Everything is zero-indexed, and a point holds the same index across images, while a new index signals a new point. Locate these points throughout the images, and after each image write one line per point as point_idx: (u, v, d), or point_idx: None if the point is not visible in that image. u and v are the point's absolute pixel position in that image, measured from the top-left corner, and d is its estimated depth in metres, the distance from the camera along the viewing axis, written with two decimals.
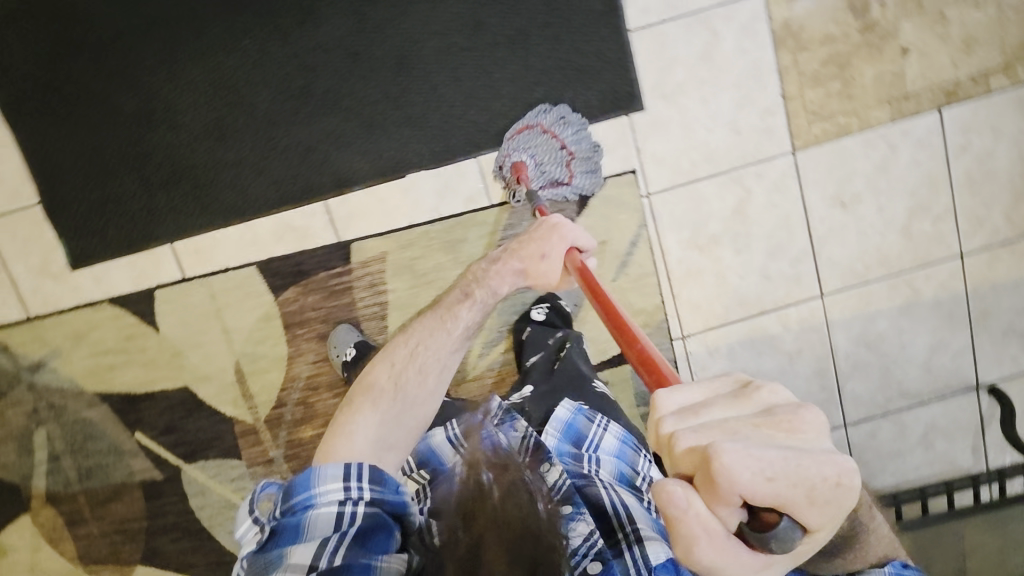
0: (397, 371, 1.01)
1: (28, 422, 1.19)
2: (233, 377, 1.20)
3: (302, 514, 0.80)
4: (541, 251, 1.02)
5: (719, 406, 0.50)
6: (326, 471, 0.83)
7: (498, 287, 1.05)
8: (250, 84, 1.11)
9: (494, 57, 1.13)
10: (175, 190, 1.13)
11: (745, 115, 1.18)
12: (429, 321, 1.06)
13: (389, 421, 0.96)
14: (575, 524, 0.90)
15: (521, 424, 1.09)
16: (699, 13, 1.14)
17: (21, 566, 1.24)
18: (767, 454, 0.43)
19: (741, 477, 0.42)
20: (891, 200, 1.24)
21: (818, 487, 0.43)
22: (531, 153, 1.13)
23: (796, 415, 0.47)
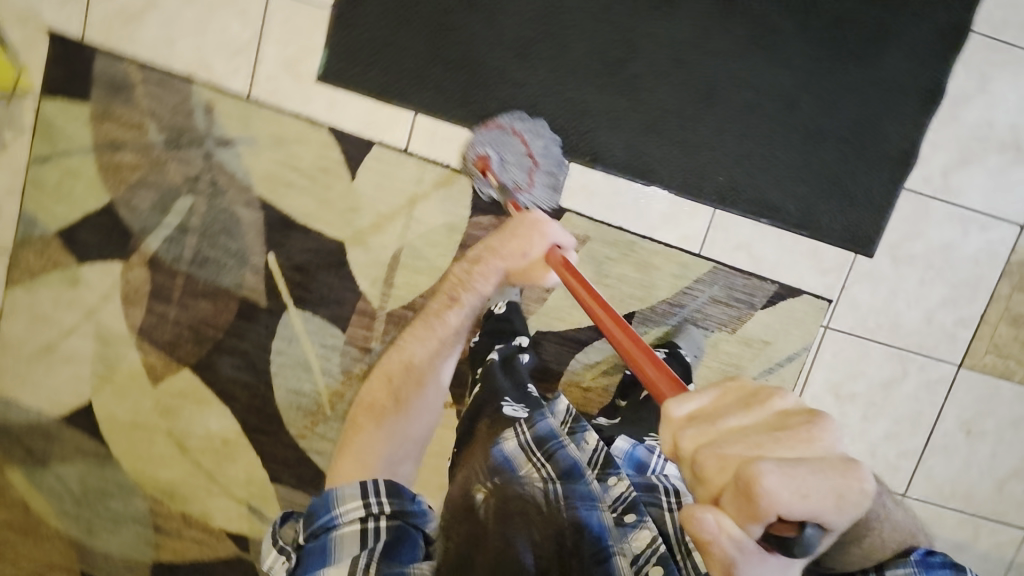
0: (396, 387, 1.00)
1: (183, 184, 1.14)
2: (387, 260, 1.18)
3: (325, 537, 0.75)
4: (523, 250, 1.03)
5: (734, 415, 0.51)
6: (342, 489, 0.77)
7: (483, 288, 1.07)
8: (578, 29, 1.11)
9: (787, 138, 1.16)
10: (452, 73, 1.12)
11: (943, 312, 1.24)
12: (416, 331, 1.07)
13: (394, 435, 0.94)
14: (636, 530, 0.80)
15: (593, 439, 0.95)
16: (963, 209, 1.20)
17: (80, 305, 1.17)
18: (798, 473, 0.46)
19: (784, 499, 0.45)
20: (1005, 452, 1.32)
21: (839, 496, 0.47)
22: (495, 149, 1.08)
23: (811, 426, 0.50)
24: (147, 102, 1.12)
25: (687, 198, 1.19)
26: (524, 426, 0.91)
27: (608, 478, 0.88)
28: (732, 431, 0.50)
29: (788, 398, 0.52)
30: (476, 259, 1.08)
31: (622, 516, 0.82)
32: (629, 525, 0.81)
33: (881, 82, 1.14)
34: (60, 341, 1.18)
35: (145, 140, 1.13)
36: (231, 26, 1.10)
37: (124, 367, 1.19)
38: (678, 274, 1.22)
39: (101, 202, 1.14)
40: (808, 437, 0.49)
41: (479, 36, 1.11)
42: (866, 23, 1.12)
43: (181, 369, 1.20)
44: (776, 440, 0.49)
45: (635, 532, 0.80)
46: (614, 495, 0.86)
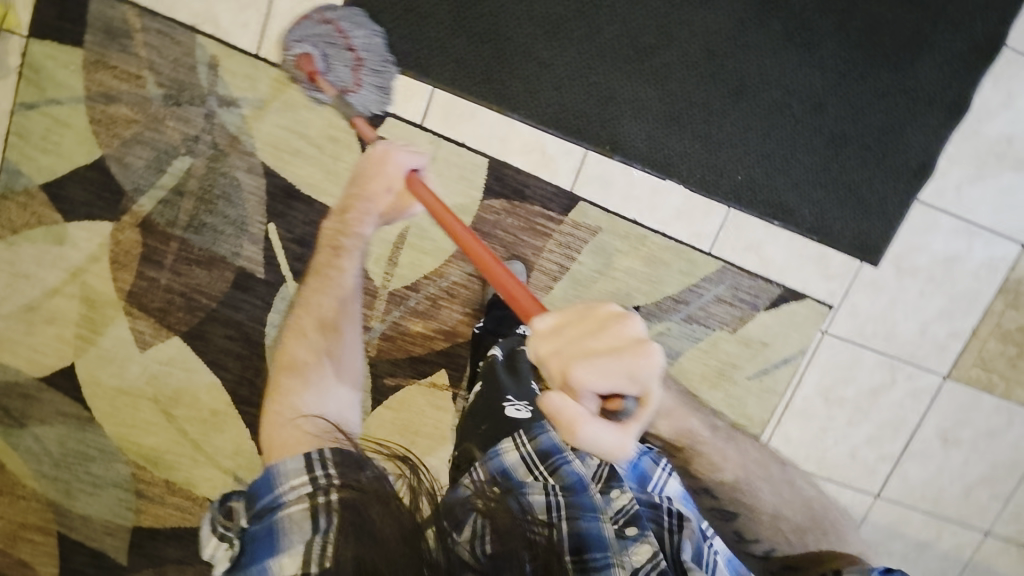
0: (313, 343, 0.92)
1: (180, 144, 1.07)
2: (394, 240, 1.16)
3: (272, 516, 0.69)
4: (387, 185, 0.96)
5: (571, 321, 0.55)
6: (284, 465, 0.72)
7: (363, 228, 0.99)
8: (609, 12, 1.08)
9: (809, 142, 1.15)
10: (476, 47, 1.07)
11: (937, 324, 1.27)
12: (312, 285, 0.98)
13: (319, 391, 0.86)
14: (637, 546, 0.71)
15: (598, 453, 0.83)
16: (971, 224, 1.21)
17: (65, 264, 1.11)
18: (600, 357, 0.50)
19: (590, 381, 0.50)
20: (977, 460, 1.37)
21: (641, 368, 0.50)
22: (314, 45, 1.02)
23: (624, 320, 0.53)
24: (145, 52, 1.04)
25: (704, 195, 1.17)
26: (525, 438, 0.86)
27: (611, 490, 0.78)
28: (567, 336, 0.54)
29: (611, 302, 0.54)
30: (345, 206, 1.01)
31: (623, 528, 0.73)
32: (630, 539, 0.72)
33: (910, 92, 1.14)
34: (43, 300, 1.12)
35: (142, 94, 1.06)
36: None
37: (111, 331, 1.14)
38: (686, 271, 1.21)
39: (91, 158, 1.07)
40: (617, 327, 0.52)
41: (508, 12, 1.07)
42: (902, 31, 1.12)
43: (172, 336, 1.15)
44: (594, 335, 0.52)
45: (635, 546, 0.72)
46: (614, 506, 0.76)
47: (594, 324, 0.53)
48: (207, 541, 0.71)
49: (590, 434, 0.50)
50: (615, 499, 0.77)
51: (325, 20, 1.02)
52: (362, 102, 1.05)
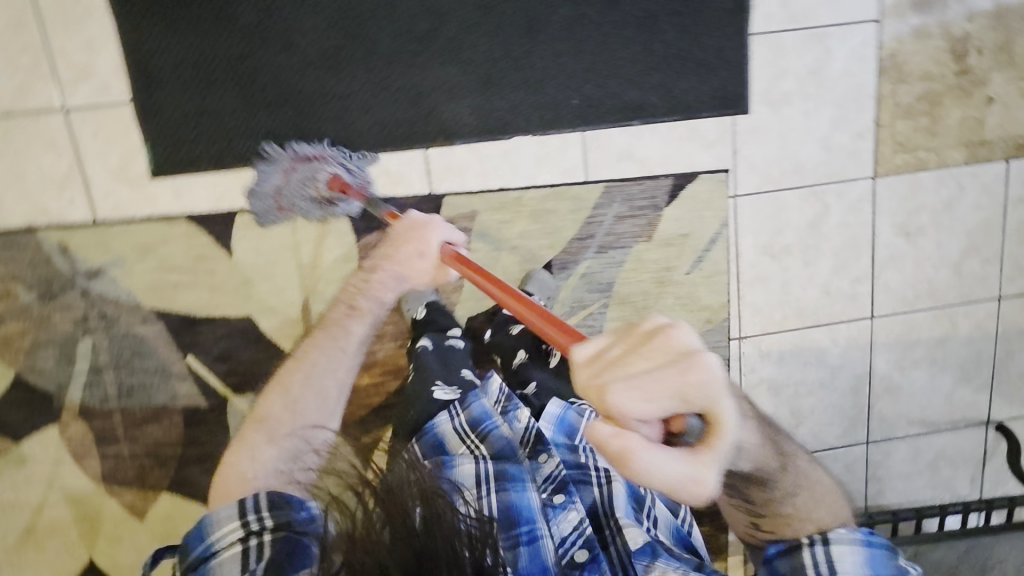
0: (292, 401, 1.00)
1: (74, 330, 1.13)
2: (299, 314, 1.17)
3: (205, 565, 0.82)
4: (419, 250, 1.02)
5: (611, 343, 0.61)
6: (215, 516, 0.84)
7: (382, 293, 1.05)
8: (375, 18, 1.07)
9: (620, 36, 1.13)
10: (276, 114, 1.09)
11: (838, 134, 1.24)
12: (319, 340, 1.06)
13: (279, 445, 0.96)
14: (565, 512, 0.92)
15: (524, 416, 1.05)
16: (816, 29, 1.18)
17: (38, 478, 1.17)
18: (642, 379, 0.57)
19: (637, 403, 0.56)
20: (949, 238, 1.32)
21: (695, 382, 0.56)
22: (317, 175, 1.08)
23: (668, 334, 0.59)
24: (4, 268, 1.10)
25: (553, 133, 1.16)
26: (459, 409, 1.04)
27: (539, 455, 1.00)
28: (612, 358, 0.60)
29: (653, 318, 0.61)
30: (371, 269, 1.06)
31: (551, 496, 0.95)
32: (557, 506, 0.93)
33: None
34: (37, 518, 1.19)
35: (22, 303, 1.11)
36: (47, 161, 1.07)
37: (106, 515, 1.20)
38: (576, 208, 1.21)
39: (10, 378, 1.13)
40: (663, 342, 0.58)
41: (285, 68, 1.07)
42: None
43: (159, 495, 1.20)
44: (637, 356, 0.58)
45: (562, 514, 0.92)
46: (544, 473, 0.98)
47: (636, 344, 0.59)
48: None
49: (652, 461, 0.56)
50: (542, 466, 0.99)
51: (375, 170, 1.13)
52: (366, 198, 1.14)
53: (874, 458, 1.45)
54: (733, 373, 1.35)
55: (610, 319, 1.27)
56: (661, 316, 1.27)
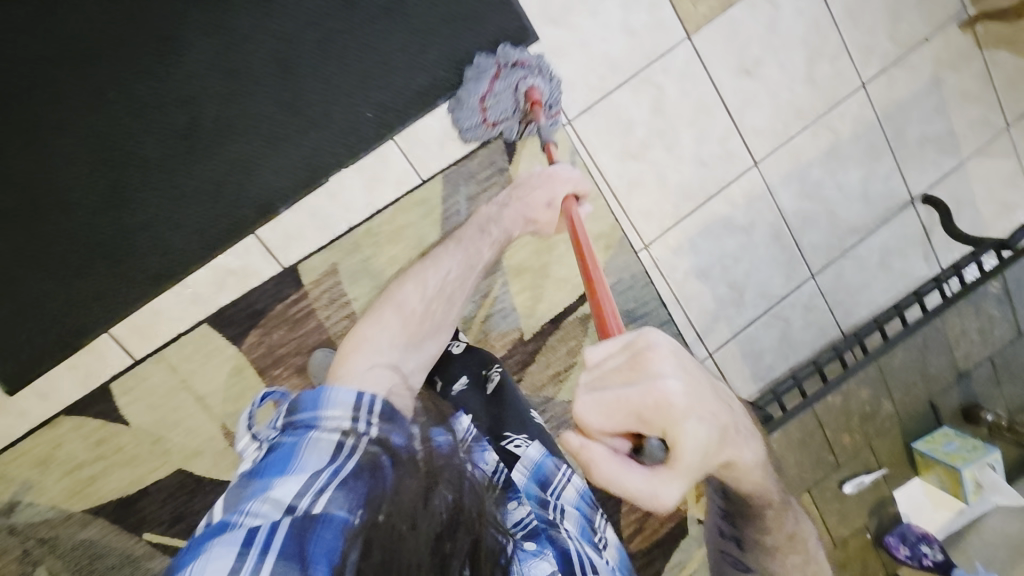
0: (426, 297, 0.91)
1: (23, 565, 1.11)
2: (224, 443, 1.13)
3: (301, 434, 0.69)
4: (546, 201, 1.01)
5: (611, 354, 0.51)
6: (339, 393, 0.70)
7: (513, 229, 1.02)
8: (133, 138, 1.03)
9: (376, 34, 1.09)
10: (92, 274, 1.05)
11: (634, 15, 1.19)
12: (449, 253, 0.97)
13: (413, 346, 0.87)
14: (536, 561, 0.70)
15: (495, 458, 0.87)
16: None
17: None
18: (607, 398, 0.49)
19: (597, 419, 0.50)
20: (789, 54, 1.29)
21: (654, 409, 0.47)
22: (517, 91, 1.11)
23: (653, 348, 0.49)
24: None
25: (365, 154, 1.12)
26: None
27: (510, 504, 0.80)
28: (600, 370, 0.51)
29: (654, 332, 0.50)
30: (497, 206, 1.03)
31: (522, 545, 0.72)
32: (529, 555, 0.71)
33: None
34: None
35: None
36: None
37: None
38: (429, 210, 1.16)
39: None
40: (643, 364, 0.49)
41: (75, 227, 1.04)
42: None
43: None
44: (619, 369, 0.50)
45: (535, 563, 0.70)
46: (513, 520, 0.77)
47: (628, 356, 0.50)
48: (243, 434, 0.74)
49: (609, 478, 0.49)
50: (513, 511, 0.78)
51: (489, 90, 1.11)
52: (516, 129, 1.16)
53: (828, 287, 1.41)
54: (660, 281, 1.31)
55: (517, 293, 1.23)
56: (563, 264, 1.24)
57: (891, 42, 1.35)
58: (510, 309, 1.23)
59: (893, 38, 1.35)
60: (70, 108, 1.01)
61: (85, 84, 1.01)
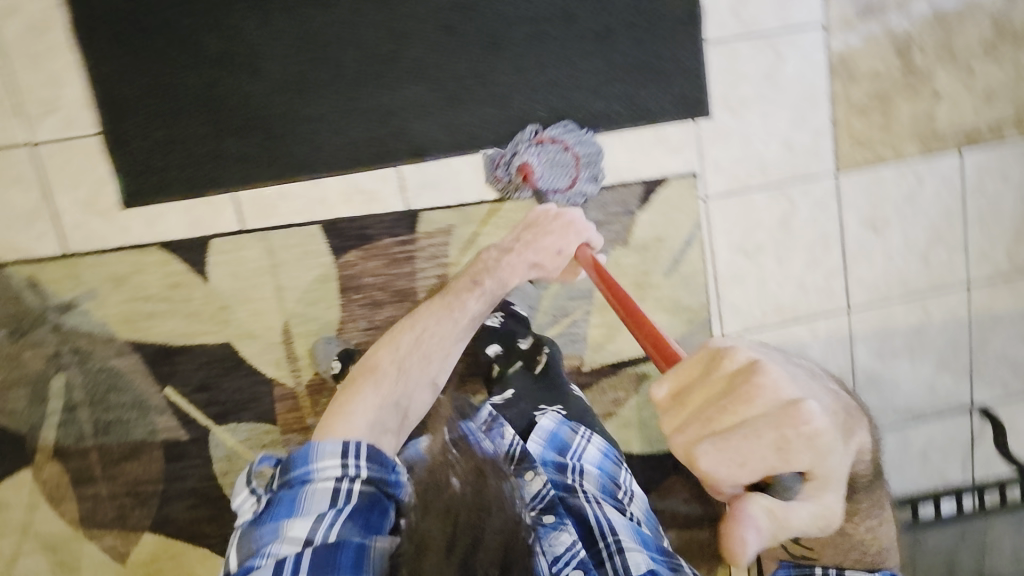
0: (401, 356, 1.02)
1: (47, 366, 1.10)
2: (279, 338, 1.16)
3: (298, 488, 0.79)
4: (558, 249, 1.10)
5: (703, 393, 0.57)
6: (325, 446, 0.82)
7: (510, 279, 1.10)
8: (340, 42, 1.10)
9: (580, 50, 1.18)
10: (246, 139, 1.10)
11: (798, 134, 1.27)
12: (433, 307, 1.08)
13: (388, 400, 0.96)
14: (558, 533, 0.94)
15: (509, 433, 1.05)
16: (768, 36, 1.23)
17: (14, 524, 1.14)
18: (733, 442, 0.54)
19: (728, 468, 0.53)
20: (915, 227, 1.36)
21: (793, 436, 0.54)
22: (539, 156, 1.15)
23: (755, 379, 0.56)
24: None
25: None
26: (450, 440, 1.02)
27: (526, 473, 1.01)
28: (706, 408, 0.56)
29: (735, 355, 0.57)
30: (500, 253, 1.12)
31: (540, 514, 0.96)
32: (548, 525, 0.95)
33: None
34: (14, 567, 1.15)
35: None
36: (14, 199, 1.06)
37: (87, 561, 1.16)
38: None
39: None
40: (749, 396, 0.55)
41: (254, 92, 1.09)
42: None
43: (141, 535, 1.17)
44: (725, 407, 0.55)
45: (555, 534, 0.94)
46: (533, 493, 0.99)
47: (727, 392, 0.56)
48: (239, 493, 0.83)
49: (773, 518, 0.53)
50: (530, 485, 1.00)
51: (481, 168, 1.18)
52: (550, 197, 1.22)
53: None
54: None
55: (594, 326, 1.26)
56: None
57: (1006, 258, 1.41)
58: (581, 336, 1.26)
59: (1009, 255, 1.41)
60: None
61: None
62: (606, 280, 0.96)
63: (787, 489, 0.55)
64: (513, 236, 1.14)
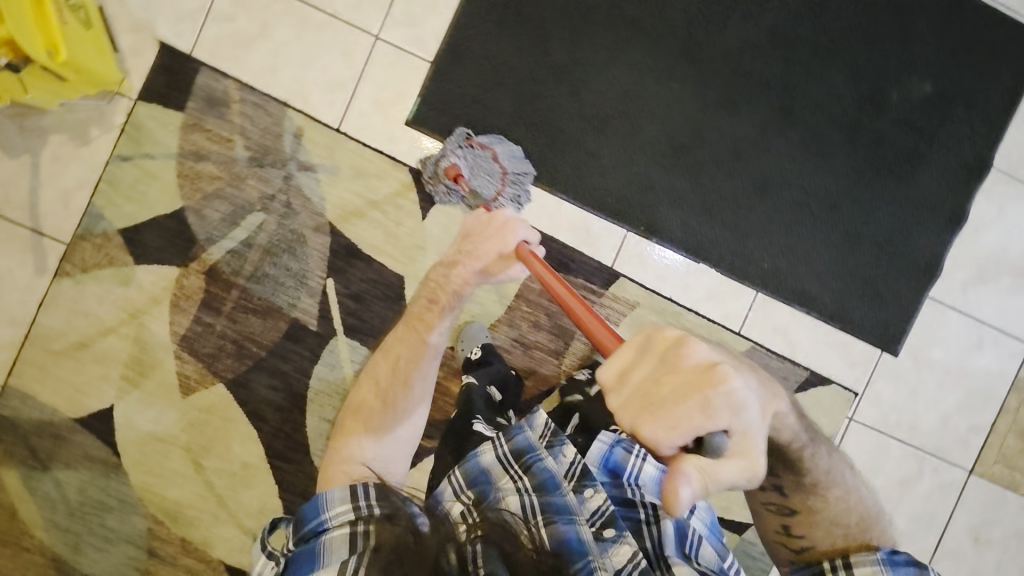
0: (382, 390, 0.96)
1: (258, 200, 1.16)
2: None
3: (314, 540, 0.77)
4: (499, 250, 0.95)
5: (639, 371, 0.61)
6: (332, 494, 0.80)
7: (464, 290, 0.95)
8: (652, 113, 1.21)
9: (825, 237, 1.25)
10: (532, 136, 1.19)
11: (958, 417, 1.31)
12: (397, 335, 0.99)
13: (382, 437, 0.93)
14: (618, 546, 0.84)
15: (571, 452, 0.93)
16: (980, 323, 1.29)
17: (127, 305, 1.15)
18: (672, 412, 0.58)
19: (665, 434, 0.57)
20: (1010, 565, 1.34)
21: (715, 397, 0.58)
22: (468, 161, 1.14)
23: (684, 349, 0.61)
24: (240, 120, 1.14)
25: (734, 279, 1.25)
26: (503, 438, 0.93)
27: (584, 490, 0.90)
28: (644, 381, 0.60)
29: (666, 329, 0.62)
30: (450, 264, 0.97)
31: (600, 530, 0.85)
32: (608, 541, 0.84)
33: (913, 199, 1.26)
34: (96, 340, 1.15)
35: (231, 155, 1.15)
36: (334, 65, 1.16)
37: (158, 375, 1.16)
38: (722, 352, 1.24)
39: (172, 208, 1.14)
40: (678, 363, 0.60)
41: (562, 106, 1.19)
42: (901, 148, 1.25)
43: (216, 383, 1.17)
44: (660, 379, 0.60)
45: (613, 547, 0.84)
46: (591, 509, 0.88)
47: (662, 364, 0.61)
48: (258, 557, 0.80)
49: (704, 473, 0.56)
50: (588, 501, 0.88)
51: (420, 160, 1.17)
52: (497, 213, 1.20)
53: None
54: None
55: None
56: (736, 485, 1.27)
57: None
58: None
59: None
60: (647, 60, 1.20)
61: (671, 62, 1.20)
62: (544, 276, 0.83)
63: (714, 447, 0.59)
64: (456, 249, 0.99)
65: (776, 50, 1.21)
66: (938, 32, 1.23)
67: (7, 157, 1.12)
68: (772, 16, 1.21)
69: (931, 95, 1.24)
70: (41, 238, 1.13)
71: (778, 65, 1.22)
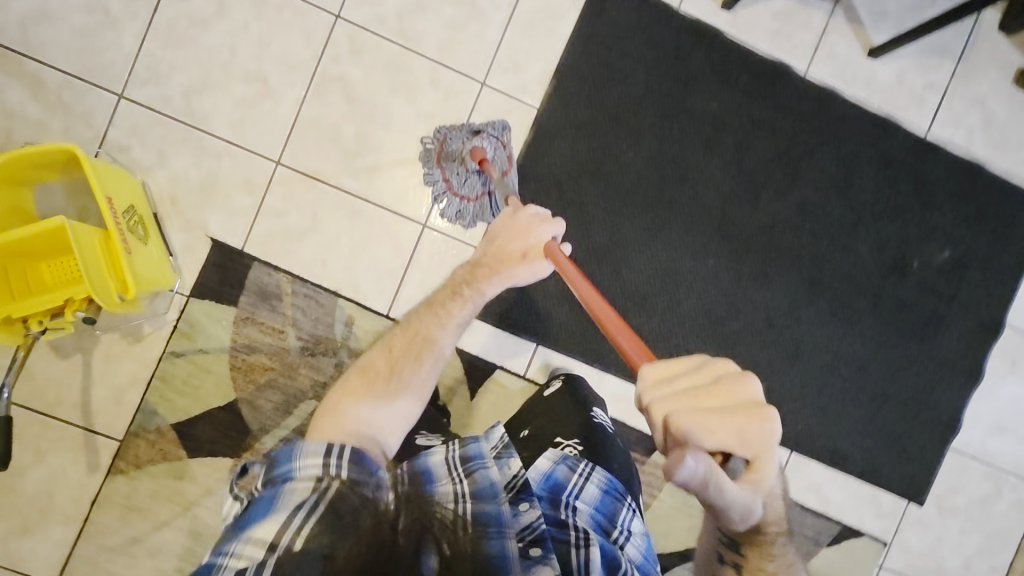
0: (394, 359, 0.90)
1: (310, 388, 1.17)
2: None
3: (277, 488, 0.69)
4: (522, 250, 0.96)
5: (685, 378, 0.59)
6: (308, 444, 0.73)
7: (487, 286, 0.96)
8: (688, 288, 1.25)
9: (855, 397, 1.30)
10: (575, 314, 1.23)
11: (978, 560, 1.36)
12: (422, 313, 0.96)
13: (381, 403, 0.86)
14: (538, 571, 0.73)
15: (517, 465, 0.81)
16: (997, 470, 1.35)
17: (180, 498, 1.15)
18: (706, 417, 0.56)
19: (698, 433, 0.55)
20: None
21: (759, 426, 0.57)
22: (493, 149, 1.13)
23: (741, 382, 0.59)
24: (292, 312, 1.16)
25: None
26: (456, 442, 0.82)
27: (520, 503, 0.78)
28: (691, 391, 0.58)
29: (727, 362, 0.60)
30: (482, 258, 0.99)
31: (527, 548, 0.74)
32: (533, 560, 0.74)
33: (934, 357, 1.31)
34: (150, 534, 1.15)
35: (283, 346, 1.16)
36: (383, 254, 1.18)
37: None
38: None
39: (226, 400, 1.15)
40: (732, 391, 0.58)
41: (603, 284, 1.22)
42: (922, 311, 1.31)
43: None
44: (707, 394, 0.58)
45: (536, 569, 0.73)
46: (523, 523, 0.76)
47: (710, 384, 0.58)
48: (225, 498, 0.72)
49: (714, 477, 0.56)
50: (522, 515, 0.77)
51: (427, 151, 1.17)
52: (458, 212, 1.16)
53: None
54: None
55: None
56: None
57: None
58: None
59: None
60: (683, 239, 1.24)
61: (706, 238, 1.24)
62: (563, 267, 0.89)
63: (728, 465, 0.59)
64: (482, 249, 1.01)
65: (805, 225, 1.26)
66: (955, 202, 1.29)
67: (60, 359, 1.13)
68: (800, 192, 1.25)
69: (949, 260, 1.30)
70: (94, 436, 1.14)
71: (807, 238, 1.26)
